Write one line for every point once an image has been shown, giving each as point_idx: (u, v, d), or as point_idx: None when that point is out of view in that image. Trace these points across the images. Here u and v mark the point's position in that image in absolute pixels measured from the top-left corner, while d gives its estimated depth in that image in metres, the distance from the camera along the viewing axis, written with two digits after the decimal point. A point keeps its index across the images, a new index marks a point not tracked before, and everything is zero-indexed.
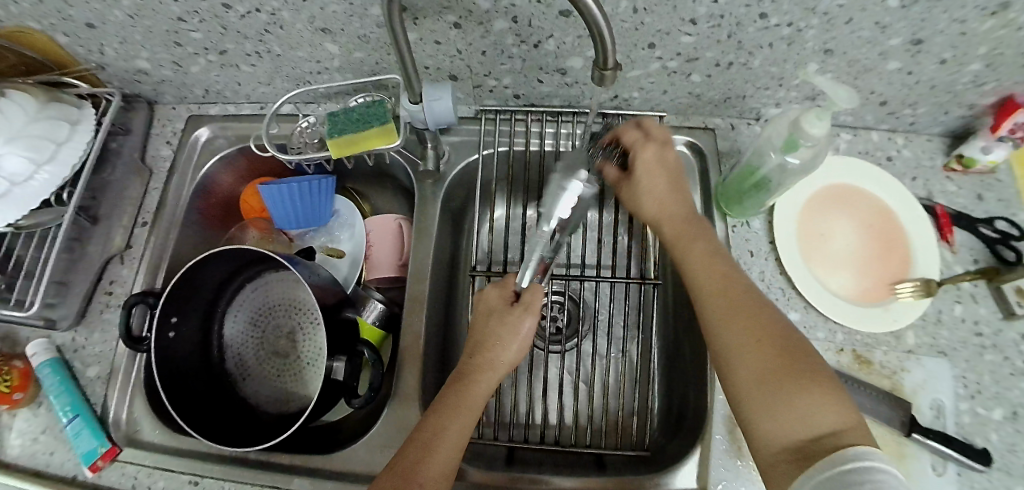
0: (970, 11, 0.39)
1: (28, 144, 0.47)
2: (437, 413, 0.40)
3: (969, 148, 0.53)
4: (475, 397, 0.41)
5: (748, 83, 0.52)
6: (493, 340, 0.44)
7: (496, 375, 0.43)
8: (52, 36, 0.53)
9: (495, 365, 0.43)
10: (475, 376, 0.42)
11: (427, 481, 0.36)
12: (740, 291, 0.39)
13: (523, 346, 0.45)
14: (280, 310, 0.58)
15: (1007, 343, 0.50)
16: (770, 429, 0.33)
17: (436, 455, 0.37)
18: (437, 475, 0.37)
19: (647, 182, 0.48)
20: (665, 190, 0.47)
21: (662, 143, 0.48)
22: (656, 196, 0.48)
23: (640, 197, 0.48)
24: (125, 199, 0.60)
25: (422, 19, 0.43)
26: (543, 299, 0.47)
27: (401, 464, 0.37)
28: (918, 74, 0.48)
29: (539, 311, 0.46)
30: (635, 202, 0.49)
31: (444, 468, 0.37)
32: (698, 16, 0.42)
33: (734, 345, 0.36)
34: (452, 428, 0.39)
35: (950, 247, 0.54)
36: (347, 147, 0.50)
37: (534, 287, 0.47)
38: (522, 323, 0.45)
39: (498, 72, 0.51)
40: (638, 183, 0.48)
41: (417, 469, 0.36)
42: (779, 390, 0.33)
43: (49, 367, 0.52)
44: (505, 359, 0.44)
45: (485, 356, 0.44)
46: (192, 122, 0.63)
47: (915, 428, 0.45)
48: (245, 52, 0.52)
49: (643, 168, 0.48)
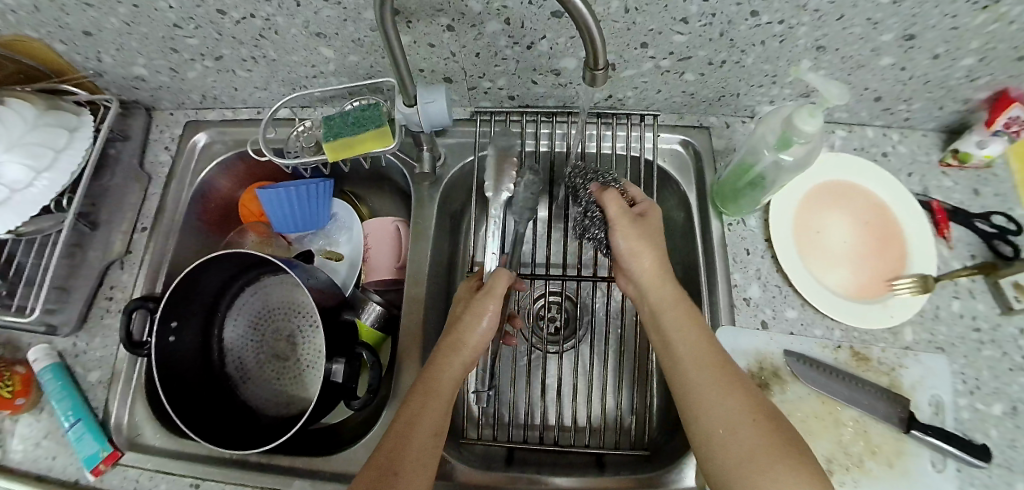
0: (961, 5, 0.40)
1: (26, 151, 0.48)
2: (408, 406, 0.40)
3: (965, 143, 0.53)
4: (442, 383, 0.41)
5: (741, 82, 0.52)
6: (459, 323, 0.44)
7: (461, 356, 0.42)
8: (49, 44, 0.53)
9: (459, 347, 0.42)
10: (441, 361, 0.42)
11: (403, 472, 0.36)
12: (716, 362, 0.39)
13: (488, 329, 0.43)
14: (280, 314, 0.59)
15: (1006, 338, 0.50)
16: None
17: (410, 445, 0.37)
18: (412, 465, 0.37)
19: (653, 235, 0.46)
20: (659, 252, 0.45)
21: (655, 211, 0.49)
22: (639, 245, 0.45)
23: (641, 242, 0.45)
24: (124, 205, 0.60)
25: (416, 21, 0.44)
26: (508, 284, 0.45)
27: (377, 459, 0.37)
28: (911, 69, 0.48)
29: (502, 295, 0.45)
30: (636, 244, 0.45)
31: (420, 459, 0.37)
32: (689, 15, 0.42)
33: (726, 423, 0.36)
34: (424, 417, 0.39)
35: (947, 243, 0.54)
36: (343, 150, 0.50)
37: (499, 272, 0.45)
38: (487, 307, 0.44)
39: (493, 74, 0.51)
40: (647, 229, 0.46)
41: (393, 463, 0.36)
42: (771, 466, 0.33)
43: (50, 372, 0.53)
44: (469, 342, 0.43)
45: (450, 338, 0.43)
46: (191, 127, 0.63)
47: (914, 424, 0.45)
48: (241, 57, 0.52)
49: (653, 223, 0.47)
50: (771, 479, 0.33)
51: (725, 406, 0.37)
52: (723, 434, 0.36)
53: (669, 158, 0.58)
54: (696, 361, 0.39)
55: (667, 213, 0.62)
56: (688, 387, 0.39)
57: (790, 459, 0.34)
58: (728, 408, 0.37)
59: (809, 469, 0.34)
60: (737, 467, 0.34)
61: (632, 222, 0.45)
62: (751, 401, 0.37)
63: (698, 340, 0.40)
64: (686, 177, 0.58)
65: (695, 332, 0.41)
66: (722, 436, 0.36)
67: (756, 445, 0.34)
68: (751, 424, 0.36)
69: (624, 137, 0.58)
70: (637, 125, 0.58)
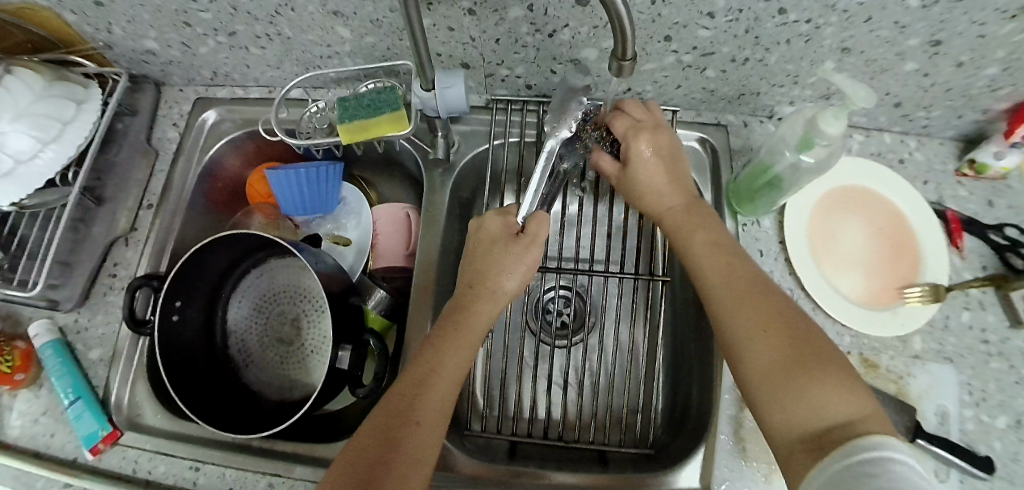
0: (990, 13, 0.39)
1: (33, 122, 0.47)
2: (431, 352, 0.41)
3: (982, 154, 0.53)
4: (474, 329, 0.43)
5: (762, 80, 0.51)
6: (497, 269, 0.45)
7: (497, 305, 0.45)
8: (59, 13, 0.52)
9: (496, 294, 0.45)
10: (474, 307, 0.44)
11: (424, 416, 0.37)
12: (743, 274, 0.40)
13: (526, 277, 0.46)
14: (285, 298, 0.58)
15: (1013, 351, 0.50)
16: (785, 418, 0.33)
17: (432, 392, 0.38)
18: (432, 411, 0.38)
19: (645, 174, 0.48)
20: (664, 182, 0.47)
21: (655, 128, 0.48)
22: (647, 192, 0.48)
23: (639, 189, 0.49)
24: (130, 182, 0.59)
25: (436, 4, 0.43)
26: (548, 229, 0.47)
27: (397, 401, 0.38)
28: (934, 76, 0.48)
29: (545, 242, 0.47)
30: (634, 196, 0.49)
31: (441, 401, 0.39)
32: (716, 9, 0.41)
33: (751, 342, 0.36)
34: (448, 364, 0.40)
35: (960, 253, 0.53)
36: (359, 133, 0.49)
37: (539, 217, 0.47)
38: (529, 254, 0.46)
39: (511, 61, 0.51)
40: (636, 173, 0.48)
41: (413, 405, 0.37)
42: (807, 372, 0.33)
43: (51, 348, 0.52)
44: (505, 289, 0.45)
45: (487, 285, 0.45)
46: (200, 104, 0.62)
47: (920, 434, 0.44)
48: (255, 34, 0.51)
49: (640, 160, 0.48)
50: (813, 386, 0.32)
51: (753, 315, 0.37)
52: (750, 341, 0.36)
53: (686, 155, 0.57)
54: (720, 277, 0.41)
55: None
56: (713, 293, 0.40)
57: (824, 372, 0.33)
58: (749, 315, 0.37)
59: (854, 391, 0.32)
60: (767, 371, 0.34)
61: (623, 177, 0.50)
62: (776, 308, 0.37)
63: (720, 257, 0.42)
64: (703, 173, 0.57)
65: (719, 251, 0.42)
66: (750, 339, 0.36)
67: (780, 367, 0.34)
68: (772, 329, 0.36)
69: None
70: None
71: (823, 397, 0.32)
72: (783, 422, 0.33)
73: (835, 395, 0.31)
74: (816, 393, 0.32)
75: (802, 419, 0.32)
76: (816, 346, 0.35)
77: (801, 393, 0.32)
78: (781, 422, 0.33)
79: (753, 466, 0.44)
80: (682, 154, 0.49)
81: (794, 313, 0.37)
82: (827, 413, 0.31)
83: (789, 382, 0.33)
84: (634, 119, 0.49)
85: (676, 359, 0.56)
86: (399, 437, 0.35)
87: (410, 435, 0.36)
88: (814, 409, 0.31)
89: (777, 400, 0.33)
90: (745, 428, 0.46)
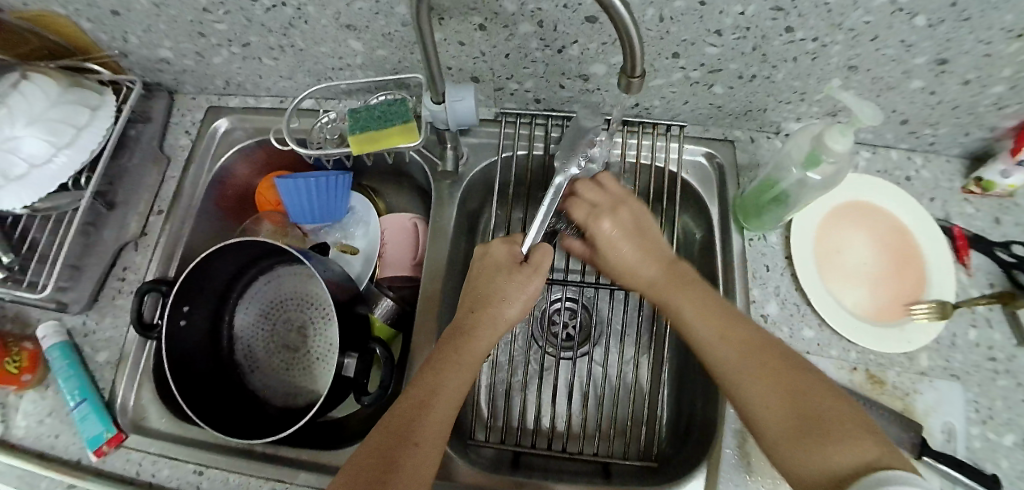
0: (997, 33, 0.39)
1: (48, 127, 0.48)
2: (430, 375, 0.41)
3: (989, 171, 0.53)
4: (473, 353, 0.43)
5: (769, 97, 0.52)
6: (499, 295, 0.45)
7: (497, 330, 0.45)
8: (76, 22, 0.53)
9: (496, 320, 0.45)
10: (473, 333, 0.44)
11: (421, 441, 0.37)
12: (737, 330, 0.40)
13: (527, 305, 0.46)
14: (292, 304, 0.58)
15: (1021, 369, 0.49)
16: (811, 476, 0.33)
17: (430, 416, 0.38)
18: (431, 436, 0.38)
19: (613, 252, 0.49)
20: (636, 256, 0.47)
21: (614, 209, 0.49)
22: (622, 267, 0.48)
23: (611, 266, 0.49)
24: (141, 187, 0.60)
25: (448, 19, 0.43)
26: (551, 259, 0.48)
27: (395, 424, 0.38)
28: (941, 94, 0.48)
29: (548, 273, 0.47)
30: (609, 270, 0.50)
31: (439, 425, 0.39)
32: (724, 27, 0.42)
33: (760, 402, 0.37)
34: (447, 388, 0.40)
35: (966, 269, 0.53)
36: (368, 144, 0.49)
37: (544, 248, 0.48)
38: (531, 284, 0.46)
39: (520, 76, 0.51)
40: (605, 252, 0.49)
41: (410, 428, 0.38)
42: (823, 430, 0.34)
43: (58, 350, 0.52)
44: (506, 315, 0.45)
45: (488, 310, 0.45)
46: (212, 113, 0.63)
47: (926, 451, 0.44)
48: (268, 45, 0.52)
49: (607, 238, 0.49)
50: (834, 442, 0.33)
51: (758, 372, 0.38)
52: (762, 401, 0.37)
53: (692, 170, 0.58)
54: (713, 334, 0.41)
55: (687, 225, 0.61)
56: (711, 353, 0.40)
57: (836, 427, 0.34)
58: (754, 373, 0.38)
59: (866, 438, 0.33)
60: (785, 433, 0.35)
61: (595, 256, 0.51)
62: (776, 361, 0.38)
63: (711, 318, 0.41)
64: (709, 189, 0.57)
65: (710, 308, 0.42)
66: (761, 400, 0.37)
67: (795, 422, 0.35)
68: (779, 383, 0.37)
69: (648, 146, 0.58)
70: (662, 135, 0.58)
71: (841, 450, 0.33)
72: (808, 481, 0.34)
73: (852, 447, 0.33)
74: (837, 449, 0.33)
75: (825, 475, 0.33)
76: (822, 400, 0.36)
77: (821, 452, 0.33)
78: (807, 477, 0.34)
79: (757, 480, 0.44)
80: (653, 225, 0.49)
81: (793, 363, 0.38)
82: (845, 464, 0.32)
83: (807, 441, 0.34)
84: (592, 201, 0.50)
85: (681, 372, 0.56)
86: (397, 461, 0.36)
87: (406, 459, 0.36)
88: (837, 462, 0.33)
89: (800, 458, 0.34)
90: (750, 442, 0.45)
